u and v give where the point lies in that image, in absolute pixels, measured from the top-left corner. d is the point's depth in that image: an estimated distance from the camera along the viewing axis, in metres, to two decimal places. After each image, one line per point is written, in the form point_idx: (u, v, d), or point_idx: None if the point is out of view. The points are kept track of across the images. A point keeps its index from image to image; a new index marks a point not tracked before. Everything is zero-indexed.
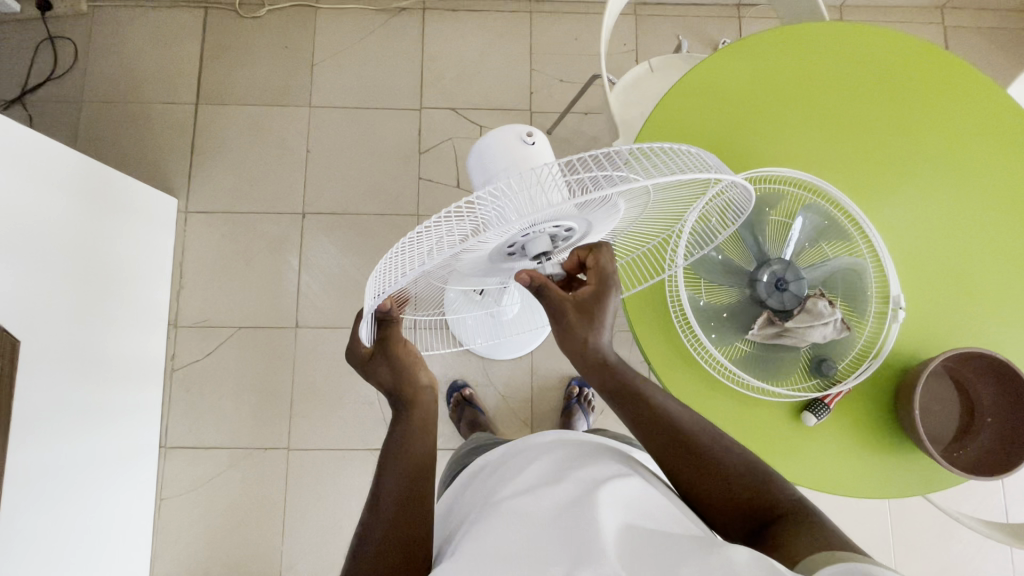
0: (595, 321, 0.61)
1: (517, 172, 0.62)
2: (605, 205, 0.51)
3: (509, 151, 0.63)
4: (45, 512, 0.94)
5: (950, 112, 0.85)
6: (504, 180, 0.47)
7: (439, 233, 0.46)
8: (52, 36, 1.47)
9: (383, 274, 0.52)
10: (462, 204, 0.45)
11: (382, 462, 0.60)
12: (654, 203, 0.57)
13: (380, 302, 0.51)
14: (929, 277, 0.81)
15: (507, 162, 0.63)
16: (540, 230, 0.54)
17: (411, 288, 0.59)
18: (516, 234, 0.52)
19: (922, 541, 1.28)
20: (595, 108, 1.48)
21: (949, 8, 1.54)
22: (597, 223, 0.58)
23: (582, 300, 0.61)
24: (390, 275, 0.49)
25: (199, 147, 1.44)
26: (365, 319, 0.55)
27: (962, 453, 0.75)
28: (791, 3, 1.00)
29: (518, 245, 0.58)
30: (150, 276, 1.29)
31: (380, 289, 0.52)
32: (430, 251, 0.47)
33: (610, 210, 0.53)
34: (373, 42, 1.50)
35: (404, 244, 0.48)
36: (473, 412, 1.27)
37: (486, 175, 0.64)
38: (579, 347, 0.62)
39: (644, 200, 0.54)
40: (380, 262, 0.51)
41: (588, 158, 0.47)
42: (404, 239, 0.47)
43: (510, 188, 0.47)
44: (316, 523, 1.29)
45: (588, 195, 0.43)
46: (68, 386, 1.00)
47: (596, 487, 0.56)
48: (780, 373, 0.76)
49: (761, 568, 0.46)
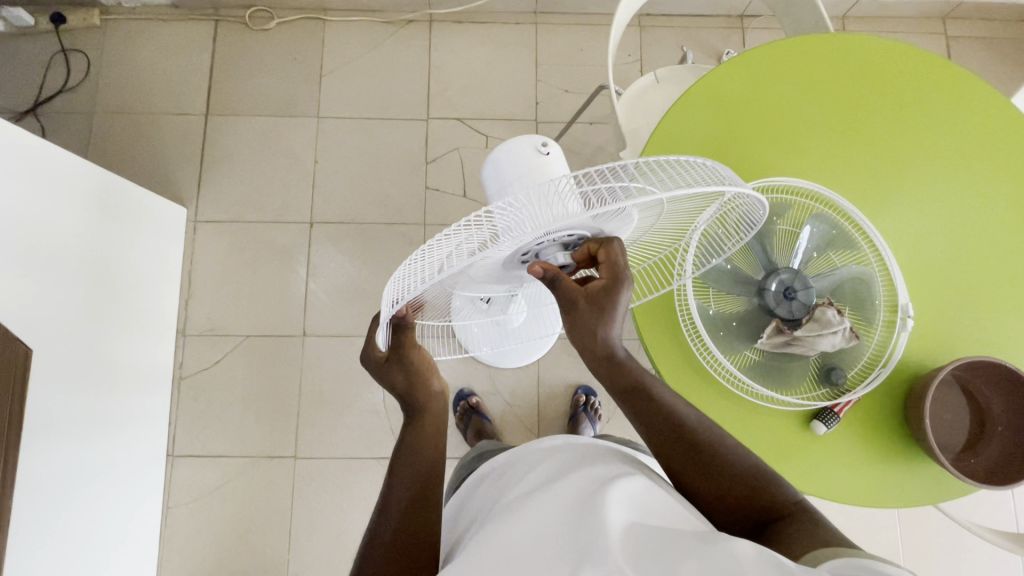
0: (607, 315, 0.59)
1: (530, 182, 0.62)
2: (618, 217, 0.52)
3: (524, 160, 0.63)
4: (55, 520, 0.94)
5: (954, 119, 0.85)
6: (521, 192, 0.48)
7: (457, 241, 0.48)
8: (65, 49, 1.49)
9: (400, 281, 0.53)
10: (480, 214, 0.47)
11: (393, 467, 0.61)
12: (665, 214, 0.58)
13: (397, 308, 0.52)
14: (937, 285, 0.82)
15: (521, 171, 0.63)
16: (554, 240, 0.55)
17: (426, 295, 0.60)
18: (530, 243, 0.53)
19: (932, 551, 1.27)
20: (601, 118, 1.50)
21: (950, 19, 1.55)
22: (610, 233, 0.58)
23: (594, 293, 0.59)
24: (407, 282, 0.51)
25: (208, 157, 1.46)
26: (382, 324, 0.56)
27: (974, 462, 0.75)
28: (796, 15, 1.02)
29: (532, 254, 0.58)
30: (159, 285, 1.29)
31: (397, 295, 0.52)
32: (447, 259, 0.48)
33: (622, 220, 0.54)
34: (381, 53, 1.52)
35: (422, 252, 0.49)
36: (480, 421, 1.27)
37: (499, 184, 0.65)
38: (588, 338, 0.61)
39: (655, 211, 0.55)
40: (399, 269, 0.52)
41: (602, 170, 0.48)
42: (423, 246, 0.49)
43: (526, 199, 0.48)
44: (323, 532, 1.29)
45: (603, 208, 0.44)
46: (78, 395, 1.00)
47: (604, 484, 0.55)
48: (789, 382, 0.76)
49: (765, 561, 0.45)
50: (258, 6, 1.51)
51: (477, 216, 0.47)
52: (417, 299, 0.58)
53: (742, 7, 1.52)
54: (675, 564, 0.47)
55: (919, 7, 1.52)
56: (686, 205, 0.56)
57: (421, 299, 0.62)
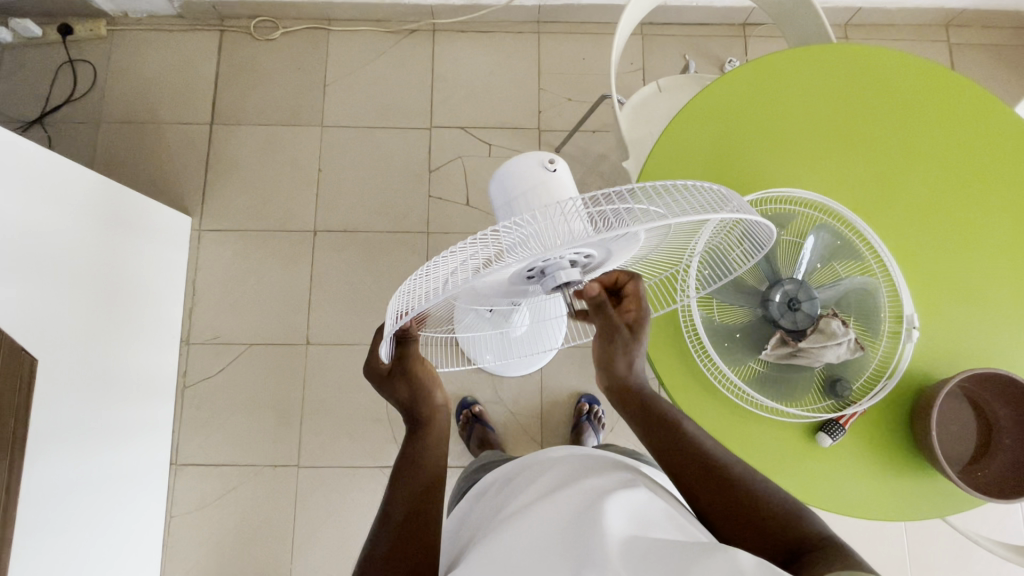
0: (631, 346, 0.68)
1: (534, 201, 0.63)
2: (628, 238, 0.52)
3: (529, 176, 0.64)
4: (57, 531, 0.93)
5: (960, 130, 0.85)
6: (528, 212, 0.49)
7: (463, 256, 0.48)
8: (72, 59, 1.50)
9: (405, 294, 0.53)
10: (486, 231, 0.47)
11: (393, 479, 0.60)
12: (671, 234, 0.58)
13: (400, 322, 0.52)
14: (942, 295, 0.81)
15: (526, 187, 0.64)
16: (561, 258, 0.55)
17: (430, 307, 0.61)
18: (537, 261, 0.53)
19: (939, 561, 1.26)
20: (604, 126, 1.50)
21: (953, 27, 1.55)
22: (617, 254, 0.59)
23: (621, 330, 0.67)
24: (413, 295, 0.51)
25: (213, 165, 1.47)
26: (386, 337, 0.56)
27: (982, 474, 0.74)
28: (800, 27, 1.02)
29: (540, 274, 0.59)
30: (164, 293, 1.30)
31: (401, 309, 0.52)
32: (452, 274, 0.49)
33: (629, 242, 0.54)
34: (384, 62, 1.53)
35: (428, 266, 0.50)
36: (484, 430, 1.27)
37: (505, 199, 0.65)
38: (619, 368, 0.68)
39: (662, 232, 0.55)
40: (404, 282, 0.52)
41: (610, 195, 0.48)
42: (431, 260, 0.49)
43: (533, 220, 0.49)
44: (326, 541, 1.28)
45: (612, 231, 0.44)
46: (83, 406, 1.01)
47: (604, 494, 0.56)
48: (794, 394, 0.76)
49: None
50: (263, 16, 1.52)
51: (483, 234, 0.47)
52: (421, 312, 0.58)
53: (745, 16, 1.52)
54: (673, 567, 0.46)
55: (921, 15, 1.52)
56: (692, 225, 0.56)
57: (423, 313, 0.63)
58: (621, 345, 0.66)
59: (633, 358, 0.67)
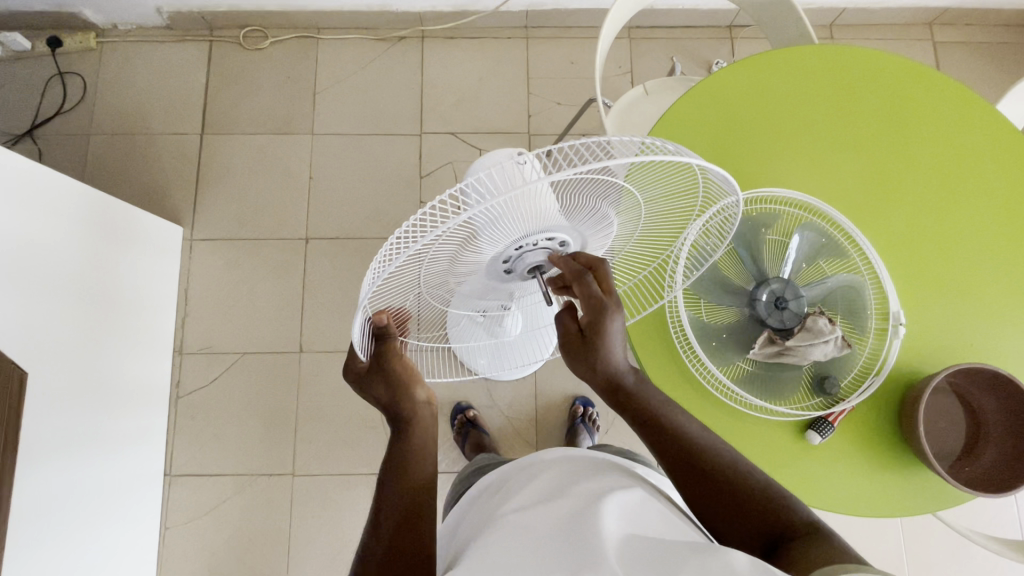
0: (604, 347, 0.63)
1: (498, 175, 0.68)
2: (593, 192, 0.52)
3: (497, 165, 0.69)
4: (52, 544, 0.93)
5: (946, 131, 0.86)
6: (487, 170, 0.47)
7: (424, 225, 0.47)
8: (62, 72, 1.50)
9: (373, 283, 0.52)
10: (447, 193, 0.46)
11: (381, 486, 0.60)
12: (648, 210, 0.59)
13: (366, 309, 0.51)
14: (929, 292, 0.82)
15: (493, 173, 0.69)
16: (533, 243, 0.57)
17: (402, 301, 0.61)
18: (509, 243, 0.55)
19: (934, 556, 1.26)
20: (593, 130, 1.52)
21: (936, 25, 1.57)
22: (587, 230, 0.59)
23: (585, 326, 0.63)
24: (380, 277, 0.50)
25: (204, 175, 1.47)
26: (358, 331, 0.56)
27: (972, 469, 0.74)
28: (782, 28, 1.03)
29: (514, 255, 0.59)
30: (155, 304, 1.30)
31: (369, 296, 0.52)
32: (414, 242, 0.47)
33: (597, 221, 0.59)
34: (373, 69, 1.53)
35: (391, 245, 0.48)
36: (478, 433, 1.26)
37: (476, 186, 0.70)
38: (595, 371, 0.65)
39: (633, 201, 0.56)
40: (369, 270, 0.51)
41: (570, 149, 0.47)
42: (394, 237, 0.47)
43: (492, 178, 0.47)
44: (322, 549, 1.28)
45: (567, 172, 0.41)
46: (77, 416, 1.00)
47: (597, 496, 0.56)
48: (782, 392, 0.76)
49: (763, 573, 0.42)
50: (252, 26, 1.53)
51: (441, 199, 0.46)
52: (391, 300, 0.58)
53: (730, 18, 1.53)
54: (670, 564, 0.46)
55: (906, 14, 1.53)
56: (664, 203, 0.59)
57: (400, 304, 0.62)
58: (576, 354, 0.65)
59: (595, 365, 0.64)
